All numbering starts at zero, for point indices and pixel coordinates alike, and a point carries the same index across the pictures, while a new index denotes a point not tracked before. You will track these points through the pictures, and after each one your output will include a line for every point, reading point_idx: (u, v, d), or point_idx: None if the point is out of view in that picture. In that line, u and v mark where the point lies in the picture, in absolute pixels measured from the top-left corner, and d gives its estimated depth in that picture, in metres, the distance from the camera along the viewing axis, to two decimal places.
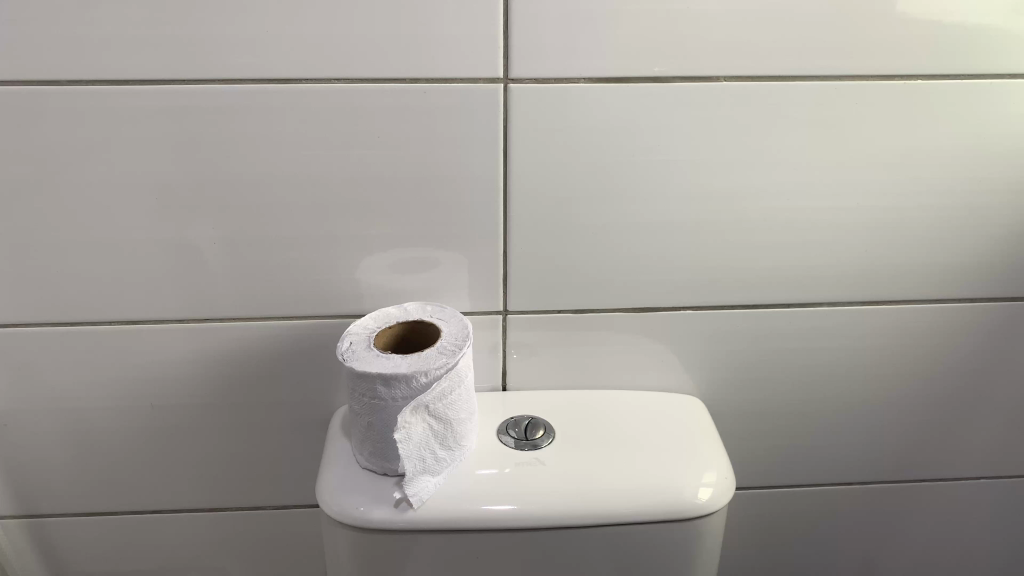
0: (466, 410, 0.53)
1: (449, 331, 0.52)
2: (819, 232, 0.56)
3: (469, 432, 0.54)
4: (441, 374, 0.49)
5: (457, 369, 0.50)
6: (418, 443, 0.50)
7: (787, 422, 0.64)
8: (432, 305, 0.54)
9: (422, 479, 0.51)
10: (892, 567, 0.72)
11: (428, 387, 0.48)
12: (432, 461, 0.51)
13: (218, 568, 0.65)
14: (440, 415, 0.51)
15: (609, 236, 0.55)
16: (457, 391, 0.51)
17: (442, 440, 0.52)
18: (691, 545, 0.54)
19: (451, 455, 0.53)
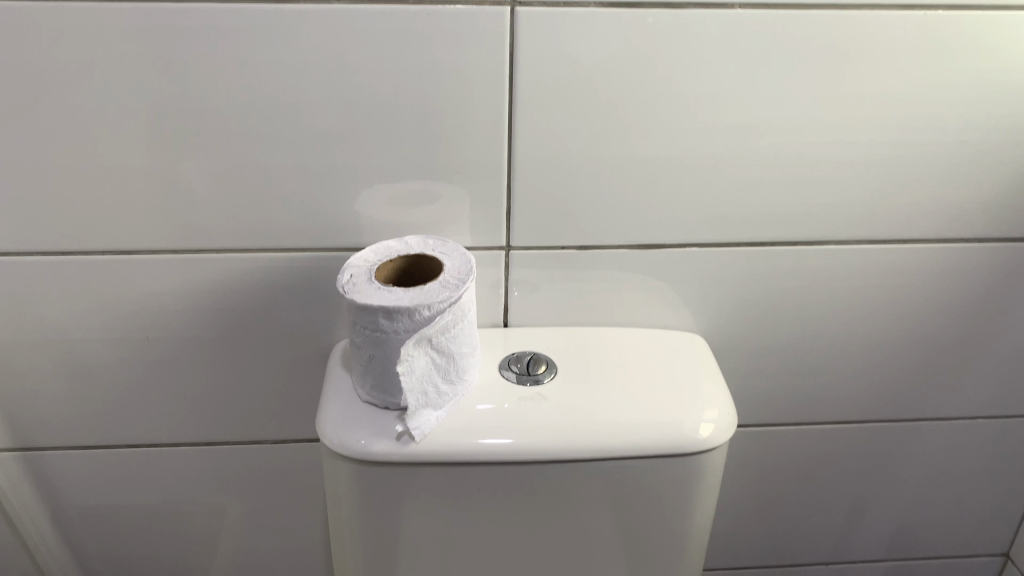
0: (470, 344, 0.53)
1: (452, 265, 0.51)
2: (827, 170, 0.57)
3: (471, 364, 0.54)
4: (446, 309, 0.48)
5: (461, 302, 0.49)
6: (420, 376, 0.50)
7: (796, 359, 0.66)
8: (433, 239, 0.54)
9: (424, 412, 0.51)
10: (890, 504, 0.73)
11: (433, 322, 0.48)
12: (434, 395, 0.52)
13: (227, 491, 0.69)
14: (444, 348, 0.50)
15: (613, 171, 0.56)
16: (461, 326, 0.50)
17: (445, 374, 0.51)
18: (689, 481, 0.55)
19: (453, 387, 0.53)
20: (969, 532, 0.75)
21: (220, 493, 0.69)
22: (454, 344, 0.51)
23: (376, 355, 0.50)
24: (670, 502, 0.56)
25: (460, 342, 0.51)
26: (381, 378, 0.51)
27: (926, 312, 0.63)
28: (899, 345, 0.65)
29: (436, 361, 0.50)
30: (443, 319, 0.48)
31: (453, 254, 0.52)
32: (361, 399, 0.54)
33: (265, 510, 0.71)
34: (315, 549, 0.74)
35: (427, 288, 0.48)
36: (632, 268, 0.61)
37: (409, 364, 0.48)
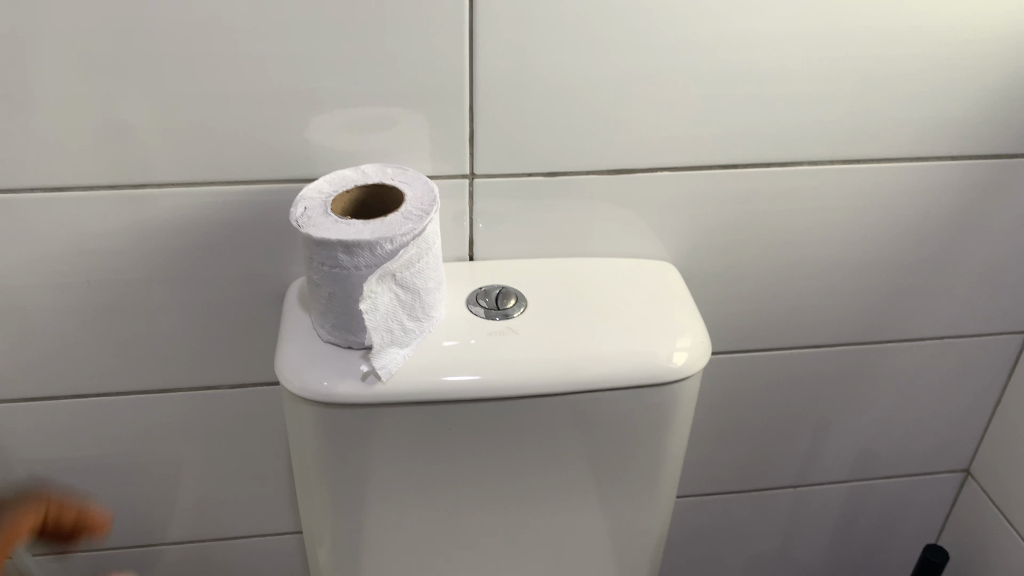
0: (435, 280, 0.50)
1: (413, 195, 0.48)
2: (801, 87, 0.55)
3: (437, 300, 0.52)
4: (409, 243, 0.45)
5: (426, 235, 0.47)
6: (385, 314, 0.47)
7: (767, 284, 0.65)
8: (392, 167, 0.50)
9: (390, 351, 0.49)
10: (856, 426, 0.74)
11: (396, 257, 0.45)
12: (399, 332, 0.49)
13: (185, 439, 0.66)
14: (409, 284, 0.48)
15: (582, 92, 0.53)
16: (426, 261, 0.48)
17: (411, 311, 0.49)
18: (664, 410, 0.54)
19: (419, 325, 0.51)
20: (933, 450, 0.76)
21: (177, 441, 0.66)
22: (420, 280, 0.48)
23: (337, 293, 0.47)
24: (645, 433, 0.55)
25: (426, 277, 0.49)
26: (343, 318, 0.49)
27: (895, 232, 0.63)
28: (869, 267, 0.64)
29: (401, 299, 0.48)
30: (407, 254, 0.46)
31: (415, 185, 0.49)
32: (322, 339, 0.51)
33: (226, 457, 0.68)
34: (281, 494, 0.72)
35: (389, 220, 0.45)
36: (602, 195, 0.58)
37: (373, 302, 0.46)
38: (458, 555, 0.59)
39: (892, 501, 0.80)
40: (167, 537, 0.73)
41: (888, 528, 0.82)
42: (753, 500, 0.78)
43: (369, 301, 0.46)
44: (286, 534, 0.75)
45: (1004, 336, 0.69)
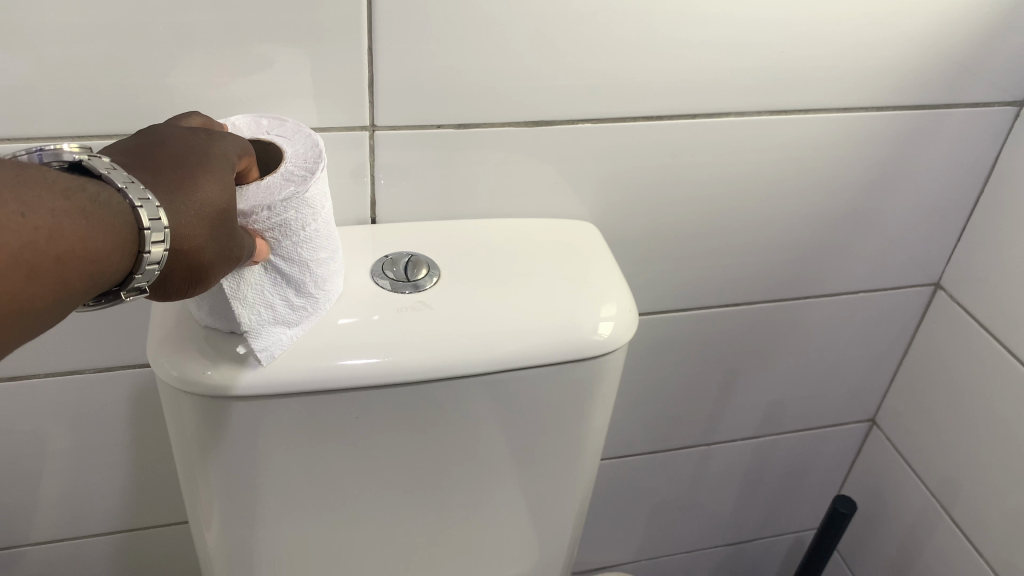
0: (327, 252, 0.43)
1: (295, 153, 0.41)
2: (735, 29, 0.51)
3: (330, 274, 0.45)
4: (282, 211, 0.38)
5: (312, 200, 0.39)
6: (261, 292, 0.41)
7: (690, 241, 0.62)
8: (267, 119, 0.42)
9: (272, 330, 0.43)
10: (768, 382, 0.73)
11: (264, 226, 0.38)
12: (284, 311, 0.43)
13: (43, 430, 0.58)
14: (294, 258, 0.41)
15: (500, 31, 0.47)
16: (313, 233, 0.41)
17: (296, 287, 0.42)
18: (588, 385, 0.50)
19: (305, 305, 0.44)
20: (841, 400, 0.77)
21: (34, 435, 0.58)
22: (305, 255, 0.41)
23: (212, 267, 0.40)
24: (568, 409, 0.51)
25: (314, 249, 0.42)
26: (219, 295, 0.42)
27: (818, 187, 0.61)
28: (790, 223, 0.62)
29: (279, 274, 0.41)
30: (281, 224, 0.39)
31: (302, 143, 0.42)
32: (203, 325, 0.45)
33: (97, 447, 0.61)
34: (164, 483, 0.65)
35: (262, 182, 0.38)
36: (518, 149, 0.53)
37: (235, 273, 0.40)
38: (368, 549, 0.54)
39: (800, 452, 0.81)
40: (29, 538, 0.64)
41: (795, 478, 0.83)
42: (667, 460, 0.77)
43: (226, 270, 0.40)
44: (173, 524, 0.68)
45: (914, 288, 0.70)
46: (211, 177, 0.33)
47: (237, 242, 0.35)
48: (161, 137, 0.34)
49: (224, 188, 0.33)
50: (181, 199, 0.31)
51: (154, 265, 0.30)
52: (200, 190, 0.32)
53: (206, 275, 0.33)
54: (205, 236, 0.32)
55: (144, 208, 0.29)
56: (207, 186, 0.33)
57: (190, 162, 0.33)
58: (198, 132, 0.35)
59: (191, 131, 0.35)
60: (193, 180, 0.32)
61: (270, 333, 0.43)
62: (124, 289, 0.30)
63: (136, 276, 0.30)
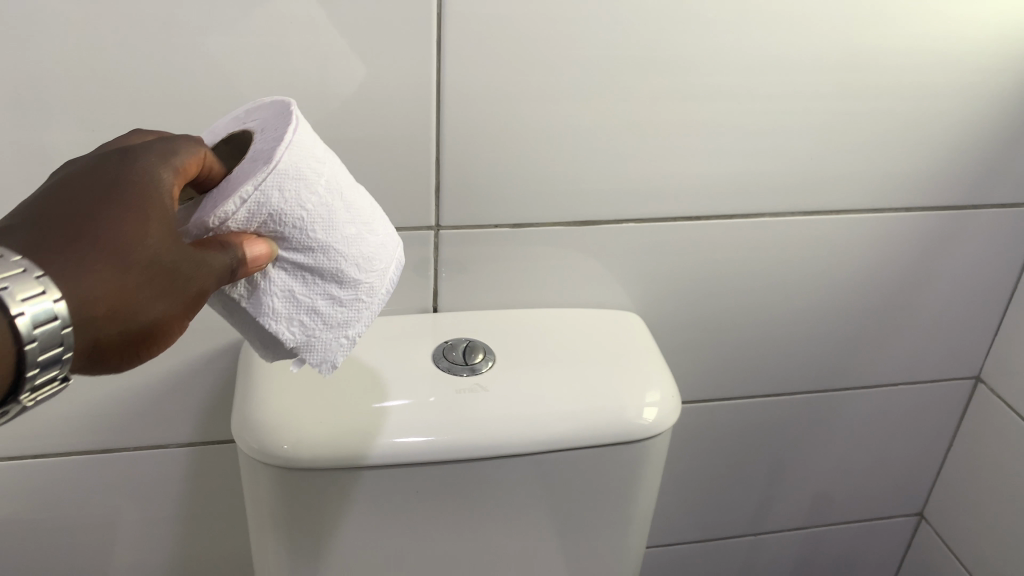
0: (357, 224, 0.36)
1: (264, 137, 0.35)
2: (765, 138, 0.56)
3: (380, 247, 0.38)
4: (257, 195, 0.32)
5: (292, 168, 0.33)
6: (290, 297, 0.35)
7: (731, 333, 0.65)
8: (245, 111, 0.38)
9: (324, 333, 0.36)
10: (812, 473, 0.74)
11: (245, 220, 0.32)
12: (330, 306, 0.36)
13: (124, 503, 0.63)
14: (313, 243, 0.34)
15: (551, 140, 0.53)
16: (320, 206, 0.34)
17: (331, 277, 0.36)
18: (633, 468, 0.53)
19: (358, 295, 0.37)
20: (887, 493, 0.77)
21: (117, 508, 0.63)
22: (323, 235, 0.34)
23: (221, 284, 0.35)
24: (614, 490, 0.53)
25: (331, 225, 0.35)
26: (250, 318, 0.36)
27: (853, 282, 0.64)
28: (828, 315, 0.65)
29: (301, 270, 0.35)
30: (267, 210, 0.32)
31: (279, 117, 0.36)
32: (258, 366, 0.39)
33: (172, 521, 0.65)
34: (230, 555, 0.68)
35: (233, 179, 0.33)
36: (567, 246, 0.58)
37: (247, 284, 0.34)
38: None
39: (849, 545, 0.80)
40: None
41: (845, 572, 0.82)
42: (714, 550, 0.77)
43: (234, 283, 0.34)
44: None
45: (954, 380, 0.71)
46: (125, 220, 0.29)
47: (194, 273, 0.30)
48: (78, 179, 0.30)
49: (148, 226, 0.29)
50: (89, 266, 0.28)
51: (56, 347, 0.27)
52: (114, 243, 0.28)
53: (169, 327, 0.30)
54: (132, 293, 0.29)
55: (13, 291, 0.26)
56: (121, 233, 0.29)
57: (102, 208, 0.29)
58: (113, 159, 0.31)
59: (109, 161, 0.31)
60: (103, 236, 0.28)
61: (322, 339, 0.36)
62: (31, 386, 0.28)
63: (31, 368, 0.27)
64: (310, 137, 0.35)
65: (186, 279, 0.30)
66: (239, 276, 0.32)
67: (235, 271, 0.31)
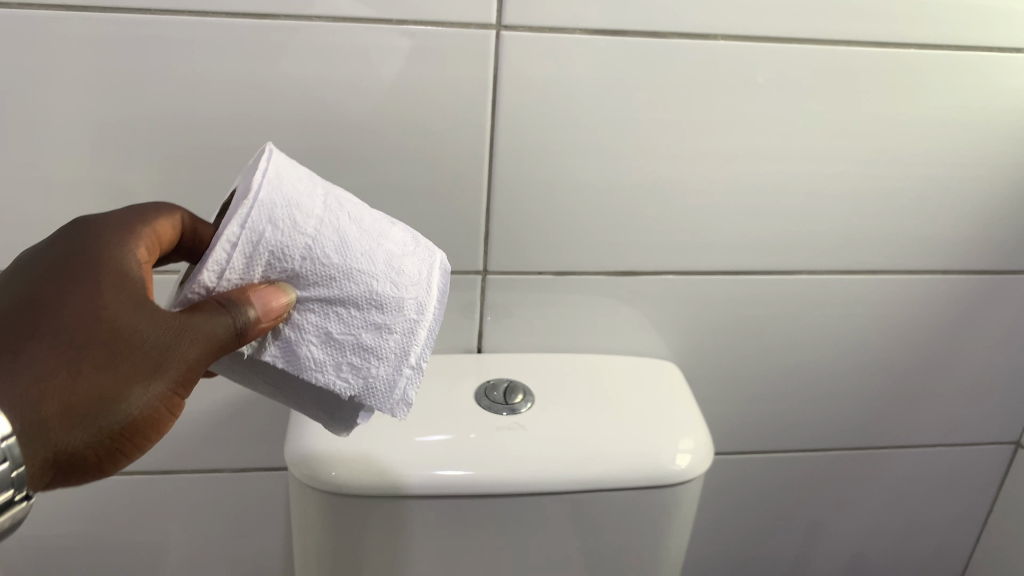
0: (369, 238, 0.37)
1: (243, 182, 0.36)
2: (804, 198, 0.58)
3: (403, 255, 0.39)
4: (252, 235, 0.33)
5: (276, 198, 0.34)
6: (329, 339, 0.36)
7: (767, 386, 0.66)
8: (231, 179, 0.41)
9: (379, 365, 0.36)
10: (848, 531, 0.74)
11: (248, 264, 0.33)
12: (374, 335, 0.36)
13: (176, 523, 0.66)
14: (332, 272, 0.35)
15: (596, 194, 0.56)
16: (321, 230, 0.35)
17: (365, 305, 0.36)
18: (666, 513, 0.54)
19: (400, 314, 0.37)
20: (925, 555, 0.77)
21: (169, 528, 0.66)
22: (336, 258, 0.35)
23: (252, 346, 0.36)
24: (646, 534, 0.55)
25: (341, 247, 0.36)
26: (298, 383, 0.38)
27: (891, 341, 0.65)
28: (865, 373, 0.66)
29: (331, 308, 0.36)
30: (268, 249, 0.34)
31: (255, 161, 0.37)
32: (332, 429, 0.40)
33: (224, 545, 0.68)
34: None
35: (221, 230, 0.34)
36: (608, 295, 0.60)
37: (282, 343, 0.35)
38: None
39: None
40: None
41: None
42: None
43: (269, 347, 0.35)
44: None
45: (993, 445, 0.71)
46: (95, 309, 0.30)
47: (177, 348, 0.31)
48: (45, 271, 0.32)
49: (117, 310, 0.31)
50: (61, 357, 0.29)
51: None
52: (84, 332, 0.30)
53: (151, 410, 0.31)
54: (107, 380, 0.30)
55: None
56: (90, 322, 0.30)
57: (67, 301, 0.30)
58: (78, 249, 0.33)
59: (76, 250, 0.33)
60: (72, 326, 0.30)
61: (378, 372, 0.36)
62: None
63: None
64: (288, 168, 0.37)
65: (165, 355, 0.31)
66: (242, 339, 0.33)
67: (251, 321, 0.32)
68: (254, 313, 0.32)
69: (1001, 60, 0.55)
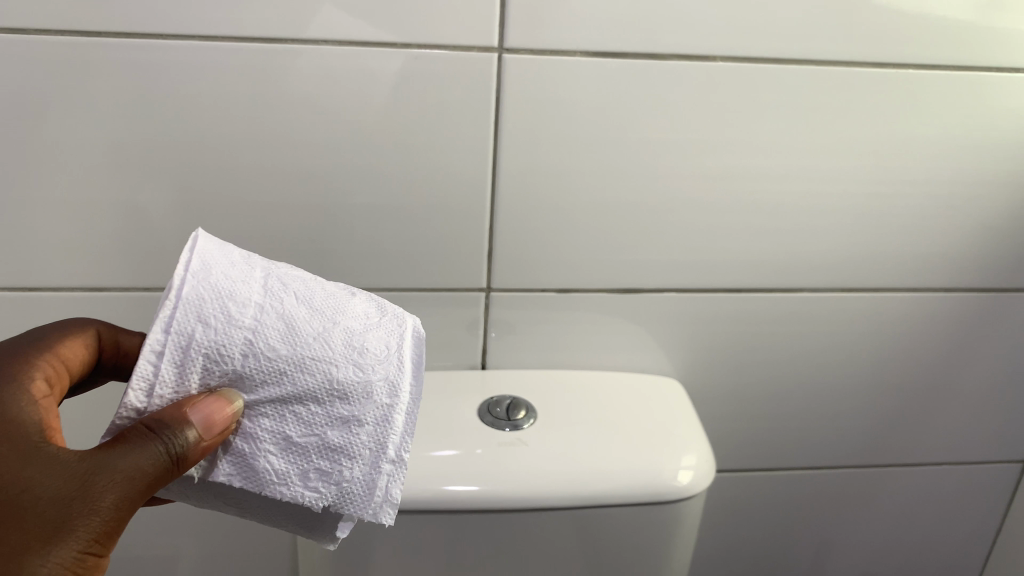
0: (323, 319, 0.36)
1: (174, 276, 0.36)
2: (804, 216, 0.58)
3: (365, 330, 0.37)
4: (180, 339, 0.32)
5: (201, 295, 0.33)
6: (291, 446, 0.34)
7: (770, 403, 0.66)
8: None
9: (351, 466, 0.35)
10: (854, 552, 0.74)
11: (181, 372, 0.32)
12: (341, 433, 0.35)
13: (185, 536, 0.66)
14: (284, 368, 0.34)
15: (597, 213, 0.56)
16: (261, 318, 0.34)
17: (325, 401, 0.35)
18: (668, 530, 0.54)
19: (367, 402, 0.36)
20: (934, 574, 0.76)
21: (178, 542, 0.67)
22: (283, 348, 0.34)
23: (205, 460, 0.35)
24: (649, 551, 0.55)
25: (288, 336, 0.34)
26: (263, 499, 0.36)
27: (895, 358, 0.65)
28: (869, 390, 0.66)
29: (287, 409, 0.34)
30: (202, 351, 0.33)
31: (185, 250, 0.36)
32: (315, 540, 0.38)
33: (231, 561, 0.68)
34: None
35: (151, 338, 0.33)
36: (610, 312, 0.61)
37: (236, 458, 0.34)
38: None
39: None
40: None
41: None
42: None
43: (223, 465, 0.34)
44: None
45: (999, 463, 0.70)
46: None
47: (90, 497, 0.31)
48: None
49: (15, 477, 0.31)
50: None
51: None
52: None
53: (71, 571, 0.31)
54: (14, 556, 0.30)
55: None
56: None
57: None
58: None
59: None
60: None
61: (351, 474, 0.35)
62: None
63: None
64: (218, 255, 0.35)
65: (79, 511, 0.31)
66: (180, 465, 0.32)
67: (191, 441, 0.31)
68: (191, 434, 0.31)
69: (1002, 79, 0.55)
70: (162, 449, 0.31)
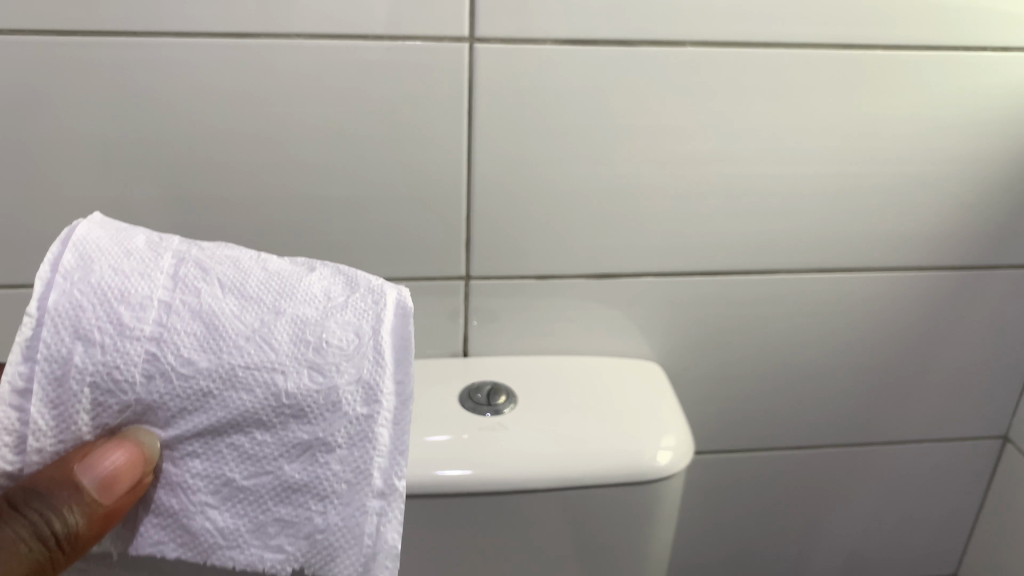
0: (257, 312, 0.35)
1: None
2: (778, 198, 0.59)
3: (325, 318, 0.36)
4: (54, 364, 0.33)
5: (80, 305, 0.33)
6: (240, 496, 0.35)
7: (751, 384, 0.67)
8: None
9: (319, 510, 0.35)
10: (839, 530, 0.75)
11: (60, 414, 0.33)
12: (299, 471, 0.35)
13: None
14: (206, 390, 0.34)
15: (573, 200, 0.57)
16: (166, 327, 0.34)
17: (272, 429, 0.35)
18: (649, 510, 0.55)
19: (333, 414, 0.35)
20: (918, 552, 0.77)
21: None
22: (200, 360, 0.34)
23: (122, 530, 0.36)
24: (631, 532, 0.56)
25: (196, 342, 0.34)
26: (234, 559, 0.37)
27: (872, 338, 0.66)
28: (848, 370, 0.67)
29: (222, 442, 0.34)
30: (85, 378, 0.33)
31: None
32: None
33: None
34: None
35: None
36: (589, 298, 0.61)
37: (173, 516, 0.35)
38: None
39: None
40: None
41: None
42: None
43: (151, 532, 0.36)
44: None
45: (981, 440, 0.71)
46: None
47: None
48: None
49: None
50: None
51: None
52: None
53: None
54: None
55: None
56: None
57: None
58: None
59: None
60: None
61: (323, 519, 0.35)
62: None
63: None
64: (111, 249, 0.35)
65: None
66: (62, 550, 0.33)
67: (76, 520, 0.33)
68: (73, 518, 0.33)
69: (971, 58, 0.56)
70: (28, 530, 0.32)
